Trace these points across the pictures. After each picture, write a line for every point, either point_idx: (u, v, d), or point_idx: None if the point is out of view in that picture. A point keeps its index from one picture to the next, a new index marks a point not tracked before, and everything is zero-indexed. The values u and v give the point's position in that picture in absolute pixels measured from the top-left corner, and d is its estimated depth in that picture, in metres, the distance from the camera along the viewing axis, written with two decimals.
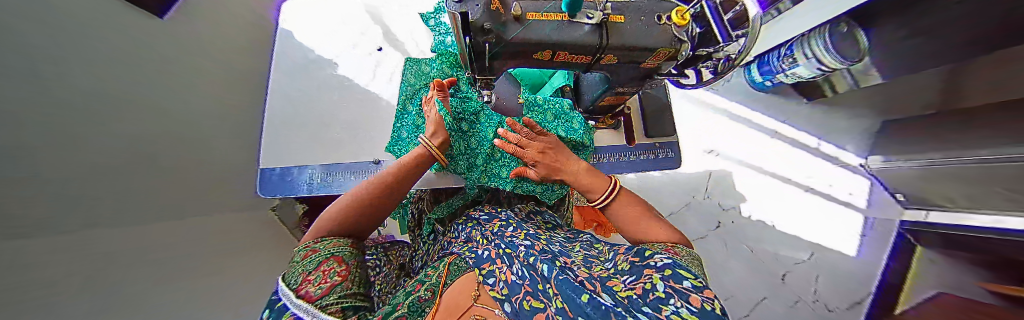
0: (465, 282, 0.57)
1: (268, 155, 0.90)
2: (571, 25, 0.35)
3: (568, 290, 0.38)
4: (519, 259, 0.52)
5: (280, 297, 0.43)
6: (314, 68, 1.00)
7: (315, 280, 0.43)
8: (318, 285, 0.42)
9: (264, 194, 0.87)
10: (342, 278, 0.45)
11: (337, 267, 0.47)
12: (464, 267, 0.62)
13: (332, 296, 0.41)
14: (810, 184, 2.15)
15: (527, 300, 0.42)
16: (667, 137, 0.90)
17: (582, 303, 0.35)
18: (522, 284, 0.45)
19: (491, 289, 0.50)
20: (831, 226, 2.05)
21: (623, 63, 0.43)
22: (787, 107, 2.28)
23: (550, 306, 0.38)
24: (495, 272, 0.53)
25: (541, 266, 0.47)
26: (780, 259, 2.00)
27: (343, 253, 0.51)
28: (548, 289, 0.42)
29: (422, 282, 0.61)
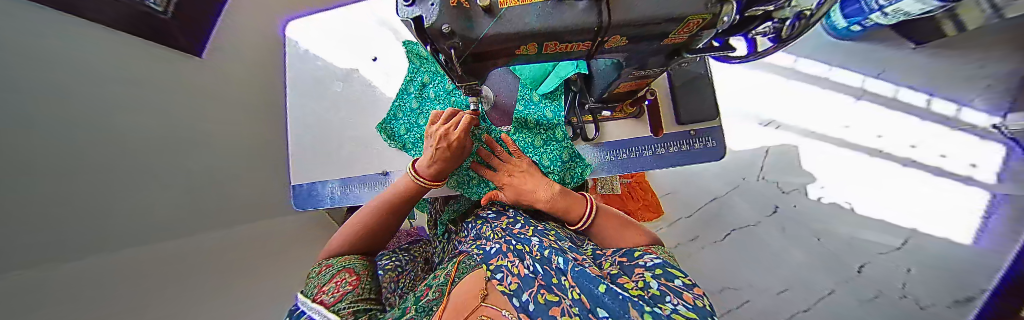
0: (474, 279, 0.50)
1: (296, 173, 0.98)
2: (557, 7, 0.26)
3: (586, 281, 0.34)
4: (532, 253, 0.48)
5: (302, 305, 0.47)
6: (322, 88, 1.01)
7: (329, 290, 0.47)
8: (331, 295, 0.46)
9: (298, 207, 0.97)
10: (353, 287, 0.48)
11: (348, 278, 0.51)
12: (475, 264, 0.57)
13: (345, 302, 0.44)
14: (911, 155, 1.70)
15: (542, 293, 0.37)
16: (704, 123, 0.75)
17: (599, 294, 0.30)
18: (534, 278, 0.41)
19: (500, 284, 0.45)
20: (936, 207, 1.63)
21: (638, 42, 0.33)
22: (881, 58, 1.78)
23: (566, 298, 0.33)
24: (504, 267, 0.48)
25: (556, 259, 0.43)
26: (857, 247, 1.67)
27: (353, 266, 0.55)
28: (564, 281, 0.38)
29: (431, 285, 0.58)
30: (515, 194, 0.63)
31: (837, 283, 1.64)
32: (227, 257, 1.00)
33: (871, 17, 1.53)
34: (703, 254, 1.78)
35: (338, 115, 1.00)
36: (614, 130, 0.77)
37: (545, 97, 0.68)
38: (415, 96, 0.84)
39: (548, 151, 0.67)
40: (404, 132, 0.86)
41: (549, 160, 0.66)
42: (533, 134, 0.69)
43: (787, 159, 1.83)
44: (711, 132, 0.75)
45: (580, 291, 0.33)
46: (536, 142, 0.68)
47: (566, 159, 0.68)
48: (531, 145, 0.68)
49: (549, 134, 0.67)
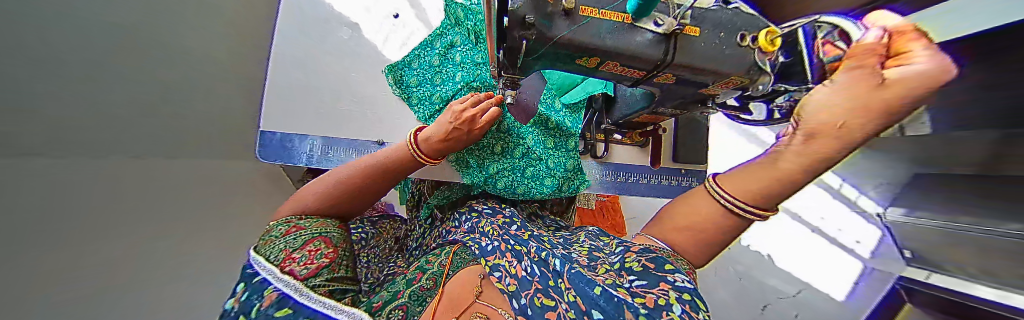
0: (466, 275, 0.50)
1: (271, 118, 0.85)
2: (631, 30, 0.28)
3: (580, 283, 0.37)
4: (530, 255, 0.50)
5: (260, 271, 0.37)
6: (325, 28, 0.92)
7: (299, 259, 0.39)
8: (303, 265, 0.38)
9: (263, 158, 0.85)
10: (330, 260, 0.42)
11: (325, 249, 0.44)
12: (469, 259, 0.56)
13: (321, 277, 0.37)
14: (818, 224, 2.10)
15: (538, 297, 0.37)
16: (694, 164, 0.85)
17: (594, 295, 0.33)
18: (532, 281, 0.41)
19: (498, 282, 0.45)
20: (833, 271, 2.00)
21: (681, 84, 0.36)
22: None
23: (562, 302, 0.34)
24: (502, 266, 0.48)
25: (553, 262, 0.46)
26: (767, 292, 1.99)
27: (330, 235, 0.48)
28: (559, 285, 0.39)
29: (424, 270, 0.57)
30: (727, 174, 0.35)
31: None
32: None
33: None
34: None
35: (342, 68, 0.92)
36: (621, 153, 0.82)
37: (566, 107, 0.71)
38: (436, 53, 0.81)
39: (555, 157, 0.69)
40: (414, 84, 0.87)
41: (553, 164, 0.67)
42: (545, 134, 0.70)
43: None
44: (697, 173, 0.85)
45: (575, 293, 0.36)
46: (546, 144, 0.69)
47: (569, 169, 0.70)
48: (541, 144, 0.68)
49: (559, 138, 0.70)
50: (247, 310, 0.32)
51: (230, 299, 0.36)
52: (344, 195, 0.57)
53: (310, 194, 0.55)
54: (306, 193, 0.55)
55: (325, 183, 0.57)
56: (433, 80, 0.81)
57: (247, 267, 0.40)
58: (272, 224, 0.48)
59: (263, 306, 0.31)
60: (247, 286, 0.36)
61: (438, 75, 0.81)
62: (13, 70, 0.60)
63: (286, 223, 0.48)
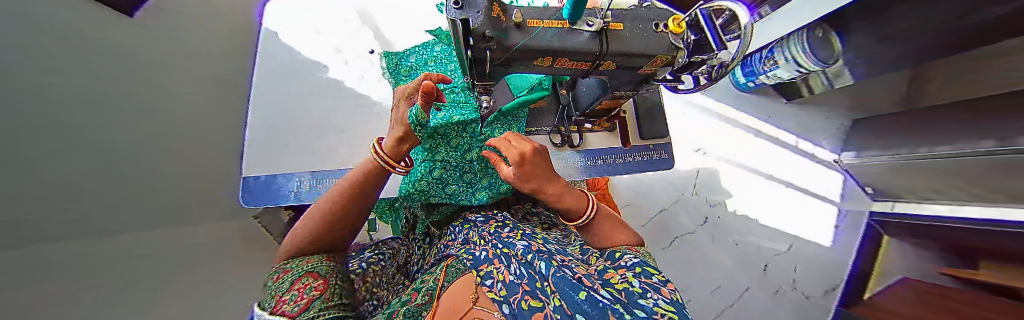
0: (463, 284, 0.54)
1: (251, 163, 0.86)
2: (571, 32, 0.35)
3: (567, 287, 0.36)
4: (517, 258, 0.52)
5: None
6: (302, 72, 0.99)
7: (289, 300, 0.40)
8: (295, 302, 0.39)
9: (247, 204, 0.83)
10: (321, 292, 0.43)
11: (313, 282, 0.45)
12: (463, 268, 0.59)
13: (315, 309, 0.38)
14: (789, 179, 2.27)
15: (527, 300, 0.39)
16: (660, 139, 0.94)
17: (579, 301, 0.32)
18: (520, 284, 0.44)
19: (490, 290, 0.47)
20: (811, 219, 2.17)
21: (620, 70, 0.44)
22: (769, 106, 2.38)
23: (549, 305, 0.36)
24: (493, 273, 0.51)
25: (539, 264, 0.47)
26: (762, 251, 2.10)
27: (319, 269, 0.49)
28: (546, 287, 0.41)
29: (418, 289, 0.60)
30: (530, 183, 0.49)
31: (751, 281, 2.01)
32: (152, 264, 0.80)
33: (760, 77, 2.03)
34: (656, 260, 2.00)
35: (325, 101, 0.98)
36: (595, 139, 0.91)
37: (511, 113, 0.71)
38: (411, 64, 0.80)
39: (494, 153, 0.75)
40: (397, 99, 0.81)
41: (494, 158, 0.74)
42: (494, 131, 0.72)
43: (710, 179, 2.25)
44: (664, 146, 0.94)
45: (560, 297, 0.36)
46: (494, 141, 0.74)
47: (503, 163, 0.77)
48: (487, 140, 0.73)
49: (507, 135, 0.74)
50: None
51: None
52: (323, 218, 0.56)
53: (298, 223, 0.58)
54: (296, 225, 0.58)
55: (297, 226, 0.58)
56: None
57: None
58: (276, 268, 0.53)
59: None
60: None
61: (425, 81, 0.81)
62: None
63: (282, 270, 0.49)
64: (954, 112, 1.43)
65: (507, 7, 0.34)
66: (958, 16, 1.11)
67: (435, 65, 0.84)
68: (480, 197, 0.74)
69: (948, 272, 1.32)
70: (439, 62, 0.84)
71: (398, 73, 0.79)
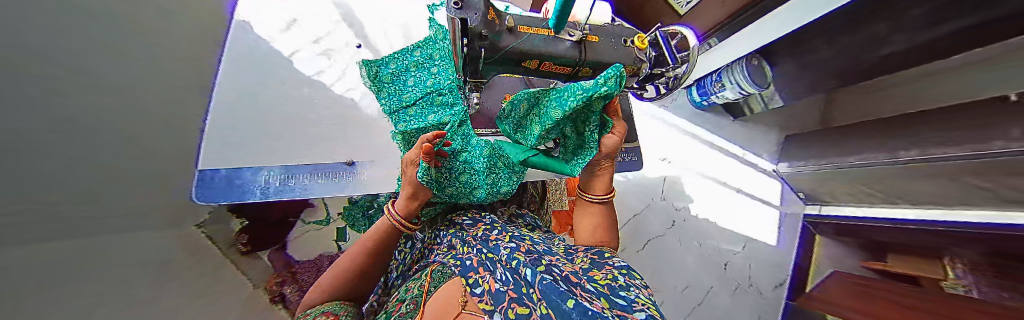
0: (450, 290, 0.51)
1: (210, 157, 0.84)
2: (554, 39, 0.42)
3: (553, 295, 0.40)
4: (503, 264, 0.55)
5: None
6: (272, 61, 1.01)
7: None
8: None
9: (200, 200, 0.81)
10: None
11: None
12: (451, 274, 0.58)
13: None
14: (740, 186, 2.56)
15: (512, 307, 0.39)
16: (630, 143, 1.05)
17: (568, 310, 0.36)
18: (506, 291, 0.44)
19: (476, 300, 0.45)
20: (759, 221, 2.45)
21: (596, 77, 0.51)
22: (718, 121, 2.70)
23: (534, 311, 0.38)
24: (479, 281, 0.50)
25: (524, 271, 0.50)
26: (722, 252, 2.31)
27: (336, 310, 0.55)
28: (531, 294, 0.43)
29: (402, 300, 0.60)
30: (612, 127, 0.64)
31: (715, 280, 2.18)
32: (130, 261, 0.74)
33: (711, 97, 2.32)
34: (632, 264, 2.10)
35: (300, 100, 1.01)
36: None
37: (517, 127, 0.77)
38: (392, 72, 0.83)
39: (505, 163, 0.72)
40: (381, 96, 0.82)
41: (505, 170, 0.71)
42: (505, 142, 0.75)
43: (676, 186, 2.47)
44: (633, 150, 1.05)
45: (548, 306, 0.38)
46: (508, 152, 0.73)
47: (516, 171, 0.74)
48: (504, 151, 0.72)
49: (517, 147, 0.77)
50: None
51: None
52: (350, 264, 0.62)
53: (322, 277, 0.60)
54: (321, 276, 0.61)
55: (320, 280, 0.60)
56: (397, 94, 0.81)
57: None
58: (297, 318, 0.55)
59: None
60: None
61: (411, 79, 0.83)
62: None
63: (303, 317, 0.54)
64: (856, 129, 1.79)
65: (501, 14, 0.40)
66: (860, 49, 1.43)
67: (418, 70, 0.84)
68: (478, 195, 0.71)
69: (869, 266, 1.55)
70: (421, 67, 0.84)
71: (379, 81, 0.82)
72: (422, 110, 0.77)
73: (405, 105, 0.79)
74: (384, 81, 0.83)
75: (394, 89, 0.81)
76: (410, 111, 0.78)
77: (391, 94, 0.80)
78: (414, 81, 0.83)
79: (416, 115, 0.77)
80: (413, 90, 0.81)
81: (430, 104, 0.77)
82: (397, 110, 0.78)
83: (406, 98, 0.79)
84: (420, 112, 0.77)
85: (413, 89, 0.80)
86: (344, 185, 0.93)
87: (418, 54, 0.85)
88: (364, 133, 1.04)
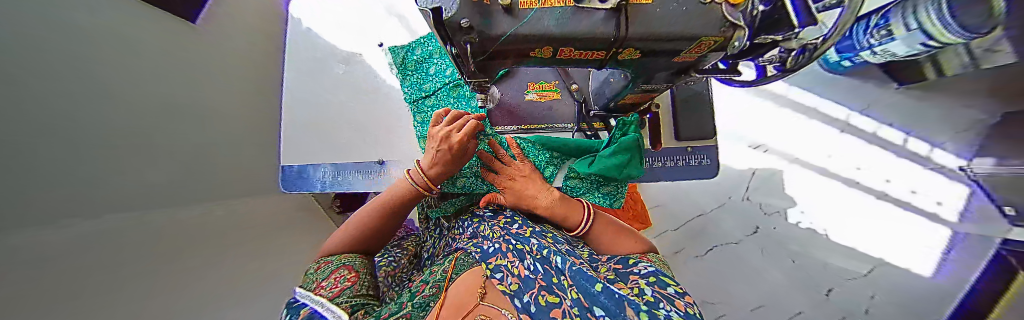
0: (471, 277, 0.50)
1: (287, 153, 0.97)
2: (578, 11, 0.26)
3: (583, 280, 0.37)
4: (532, 252, 0.48)
5: (298, 298, 0.45)
6: (323, 58, 1.04)
7: (327, 285, 0.46)
8: (329, 290, 0.44)
9: (287, 189, 0.96)
10: (352, 283, 0.48)
11: (347, 274, 0.50)
12: (472, 262, 0.55)
13: (344, 296, 0.43)
14: (885, 189, 1.80)
15: (544, 295, 0.37)
16: (700, 141, 0.83)
17: (596, 293, 0.33)
18: (535, 279, 0.41)
19: (499, 284, 0.45)
20: (906, 239, 1.74)
21: (649, 55, 0.34)
22: (869, 92, 1.86)
23: (566, 300, 0.34)
24: (503, 266, 0.48)
25: (554, 259, 0.44)
26: (830, 271, 1.76)
27: (353, 263, 0.54)
28: (562, 282, 0.39)
29: (427, 281, 0.55)
30: (516, 199, 0.63)
31: (807, 304, 1.72)
32: (199, 229, 0.99)
33: (861, 54, 1.60)
34: (685, 267, 1.83)
35: (339, 96, 1.01)
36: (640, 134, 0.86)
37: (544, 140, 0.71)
38: (417, 59, 0.81)
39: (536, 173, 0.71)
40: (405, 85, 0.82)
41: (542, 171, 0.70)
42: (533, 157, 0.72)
43: (769, 182, 1.91)
44: (704, 150, 0.83)
45: (577, 291, 0.36)
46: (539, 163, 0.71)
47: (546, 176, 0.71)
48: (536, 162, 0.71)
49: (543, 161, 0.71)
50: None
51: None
52: (371, 223, 0.61)
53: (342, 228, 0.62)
54: (342, 225, 0.63)
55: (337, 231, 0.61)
56: (419, 82, 0.80)
57: (292, 300, 0.46)
58: (314, 265, 0.56)
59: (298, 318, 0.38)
60: (288, 309, 0.43)
61: (437, 67, 0.80)
62: (106, 146, 0.78)
63: (320, 264, 0.55)
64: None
65: None
66: None
67: (441, 56, 0.80)
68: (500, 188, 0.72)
69: None
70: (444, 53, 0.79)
71: (404, 68, 0.81)
72: (439, 101, 0.78)
73: (424, 95, 0.79)
74: (410, 68, 0.82)
75: (416, 77, 0.80)
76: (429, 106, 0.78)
77: (412, 83, 0.79)
78: (440, 71, 0.79)
79: (434, 106, 0.78)
80: (437, 80, 0.79)
81: (447, 95, 0.77)
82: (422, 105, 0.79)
83: (425, 91, 0.78)
84: (438, 104, 0.78)
85: (439, 82, 0.79)
86: (379, 184, 0.95)
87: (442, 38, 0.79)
88: (402, 140, 0.97)
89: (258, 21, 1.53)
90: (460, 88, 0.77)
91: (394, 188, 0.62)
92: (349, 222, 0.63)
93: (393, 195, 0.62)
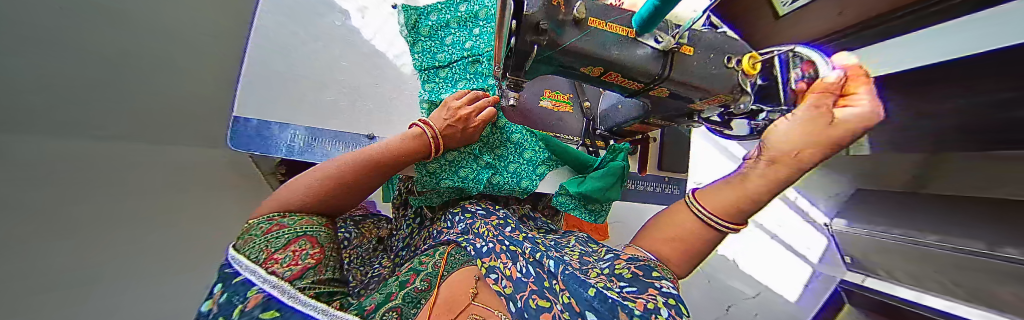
0: (462, 276, 0.49)
1: (244, 103, 0.83)
2: (634, 42, 0.35)
3: (575, 285, 0.38)
4: (524, 256, 0.49)
5: (240, 271, 0.33)
6: (317, 8, 0.97)
7: (282, 260, 0.35)
8: (286, 267, 0.34)
9: (236, 145, 0.81)
10: (316, 262, 0.38)
11: (310, 249, 0.39)
12: (464, 259, 0.54)
13: (307, 280, 0.34)
14: (778, 232, 2.29)
15: (533, 299, 0.37)
16: (676, 174, 0.97)
17: (587, 297, 0.35)
18: (528, 282, 0.41)
19: (493, 284, 0.44)
20: (787, 273, 2.21)
21: (669, 98, 0.44)
22: None
23: (557, 304, 0.36)
24: (497, 268, 0.46)
25: (547, 263, 0.46)
26: (732, 292, 2.15)
27: (317, 234, 0.43)
28: (554, 286, 0.40)
29: (417, 272, 0.53)
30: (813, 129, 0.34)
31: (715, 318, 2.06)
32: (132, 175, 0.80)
33: None
34: None
35: (331, 54, 0.97)
36: None
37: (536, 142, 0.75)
38: (432, 25, 0.75)
39: (523, 172, 0.71)
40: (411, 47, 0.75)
41: (528, 170, 0.71)
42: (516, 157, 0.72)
43: None
44: (678, 181, 0.97)
45: (570, 295, 0.37)
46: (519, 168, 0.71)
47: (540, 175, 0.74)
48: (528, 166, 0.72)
49: (529, 164, 0.72)
50: (226, 311, 0.28)
51: (207, 302, 0.31)
52: (350, 174, 0.50)
53: (304, 178, 0.47)
54: (304, 174, 0.48)
55: (295, 184, 0.47)
56: (432, 51, 0.75)
57: (224, 266, 0.35)
58: (253, 222, 0.42)
59: (246, 307, 0.28)
60: (225, 287, 0.31)
61: (452, 37, 0.75)
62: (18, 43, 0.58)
63: (269, 220, 0.41)
64: (948, 207, 1.47)
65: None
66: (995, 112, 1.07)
67: (458, 27, 0.76)
68: (499, 183, 0.67)
69: None
70: (462, 26, 0.76)
71: (416, 33, 0.74)
72: (453, 74, 0.75)
73: (437, 65, 0.75)
74: (422, 34, 0.76)
75: (429, 44, 0.75)
76: (442, 74, 0.75)
77: (424, 50, 0.74)
78: (460, 45, 0.75)
79: (447, 79, 0.75)
80: (456, 50, 0.74)
81: (464, 69, 0.74)
82: (435, 75, 0.75)
83: (441, 59, 0.74)
84: (451, 77, 0.75)
85: (455, 55, 0.74)
86: None
87: (463, 9, 0.76)
88: (396, 115, 1.00)
89: None
90: (478, 65, 0.74)
91: (391, 142, 0.55)
92: (315, 171, 0.49)
93: (385, 151, 0.53)
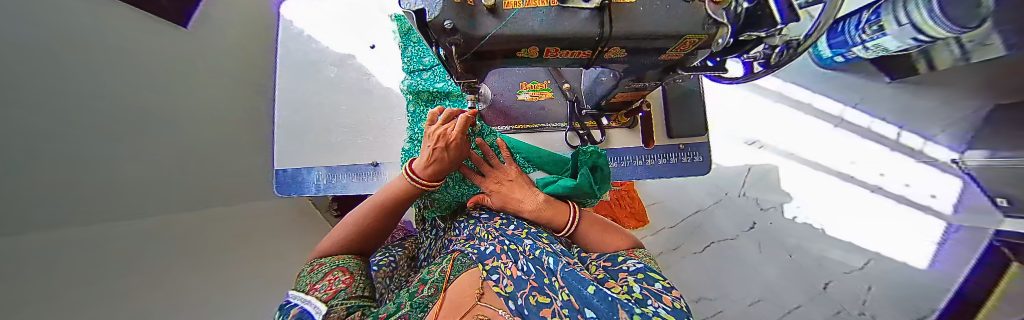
0: (467, 279, 0.47)
1: (283, 158, 1.04)
2: (562, 11, 0.32)
3: (574, 281, 0.33)
4: (524, 253, 0.45)
5: (292, 300, 0.41)
6: (313, 60, 1.11)
7: (321, 288, 0.41)
8: (323, 292, 0.40)
9: (280, 192, 1.03)
10: (347, 285, 0.43)
11: (342, 276, 0.45)
12: (469, 262, 0.53)
13: (339, 299, 0.39)
14: (878, 183, 1.82)
15: (533, 295, 0.35)
16: (693, 138, 0.86)
17: (587, 295, 0.30)
18: (527, 279, 0.39)
19: (496, 285, 0.43)
20: (899, 232, 1.76)
21: (630, 56, 0.41)
22: (859, 88, 1.89)
23: (556, 300, 0.32)
24: (499, 268, 0.45)
25: (546, 259, 0.41)
26: (826, 266, 1.77)
27: (348, 264, 0.50)
28: (553, 282, 0.36)
29: (426, 281, 0.53)
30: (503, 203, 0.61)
31: (804, 297, 1.73)
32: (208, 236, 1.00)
33: (853, 49, 1.60)
34: (683, 264, 1.83)
35: (330, 97, 1.08)
36: (617, 137, 0.87)
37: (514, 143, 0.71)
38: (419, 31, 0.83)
39: None
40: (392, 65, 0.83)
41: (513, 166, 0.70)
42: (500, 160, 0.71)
43: (763, 178, 1.92)
44: (698, 146, 0.86)
45: (569, 292, 0.33)
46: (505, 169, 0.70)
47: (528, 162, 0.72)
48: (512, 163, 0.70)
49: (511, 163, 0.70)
50: None
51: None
52: (373, 215, 0.59)
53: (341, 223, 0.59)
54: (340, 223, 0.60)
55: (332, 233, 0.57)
56: (419, 55, 0.82)
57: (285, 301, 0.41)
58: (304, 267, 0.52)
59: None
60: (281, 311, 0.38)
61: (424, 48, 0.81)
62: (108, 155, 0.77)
63: (314, 265, 0.51)
64: None
65: None
66: None
67: (418, 41, 0.83)
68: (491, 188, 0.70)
69: None
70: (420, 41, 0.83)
71: (407, 38, 0.83)
72: (434, 76, 0.80)
73: (423, 68, 0.81)
74: (413, 41, 0.85)
75: (416, 49, 0.82)
76: (423, 78, 0.79)
77: (412, 54, 0.81)
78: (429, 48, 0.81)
79: (429, 80, 0.80)
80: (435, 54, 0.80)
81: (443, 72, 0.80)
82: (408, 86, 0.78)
83: (420, 59, 0.81)
84: (432, 78, 0.80)
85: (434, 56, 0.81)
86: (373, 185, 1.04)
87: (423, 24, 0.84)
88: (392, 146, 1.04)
89: (262, 23, 1.55)
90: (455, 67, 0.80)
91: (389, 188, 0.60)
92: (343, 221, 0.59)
93: (384, 196, 0.60)
